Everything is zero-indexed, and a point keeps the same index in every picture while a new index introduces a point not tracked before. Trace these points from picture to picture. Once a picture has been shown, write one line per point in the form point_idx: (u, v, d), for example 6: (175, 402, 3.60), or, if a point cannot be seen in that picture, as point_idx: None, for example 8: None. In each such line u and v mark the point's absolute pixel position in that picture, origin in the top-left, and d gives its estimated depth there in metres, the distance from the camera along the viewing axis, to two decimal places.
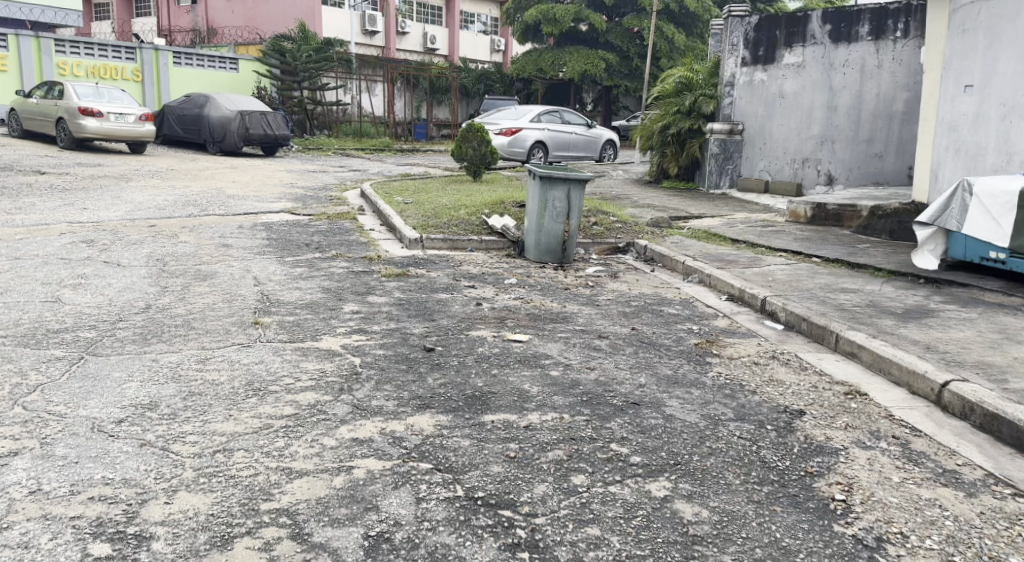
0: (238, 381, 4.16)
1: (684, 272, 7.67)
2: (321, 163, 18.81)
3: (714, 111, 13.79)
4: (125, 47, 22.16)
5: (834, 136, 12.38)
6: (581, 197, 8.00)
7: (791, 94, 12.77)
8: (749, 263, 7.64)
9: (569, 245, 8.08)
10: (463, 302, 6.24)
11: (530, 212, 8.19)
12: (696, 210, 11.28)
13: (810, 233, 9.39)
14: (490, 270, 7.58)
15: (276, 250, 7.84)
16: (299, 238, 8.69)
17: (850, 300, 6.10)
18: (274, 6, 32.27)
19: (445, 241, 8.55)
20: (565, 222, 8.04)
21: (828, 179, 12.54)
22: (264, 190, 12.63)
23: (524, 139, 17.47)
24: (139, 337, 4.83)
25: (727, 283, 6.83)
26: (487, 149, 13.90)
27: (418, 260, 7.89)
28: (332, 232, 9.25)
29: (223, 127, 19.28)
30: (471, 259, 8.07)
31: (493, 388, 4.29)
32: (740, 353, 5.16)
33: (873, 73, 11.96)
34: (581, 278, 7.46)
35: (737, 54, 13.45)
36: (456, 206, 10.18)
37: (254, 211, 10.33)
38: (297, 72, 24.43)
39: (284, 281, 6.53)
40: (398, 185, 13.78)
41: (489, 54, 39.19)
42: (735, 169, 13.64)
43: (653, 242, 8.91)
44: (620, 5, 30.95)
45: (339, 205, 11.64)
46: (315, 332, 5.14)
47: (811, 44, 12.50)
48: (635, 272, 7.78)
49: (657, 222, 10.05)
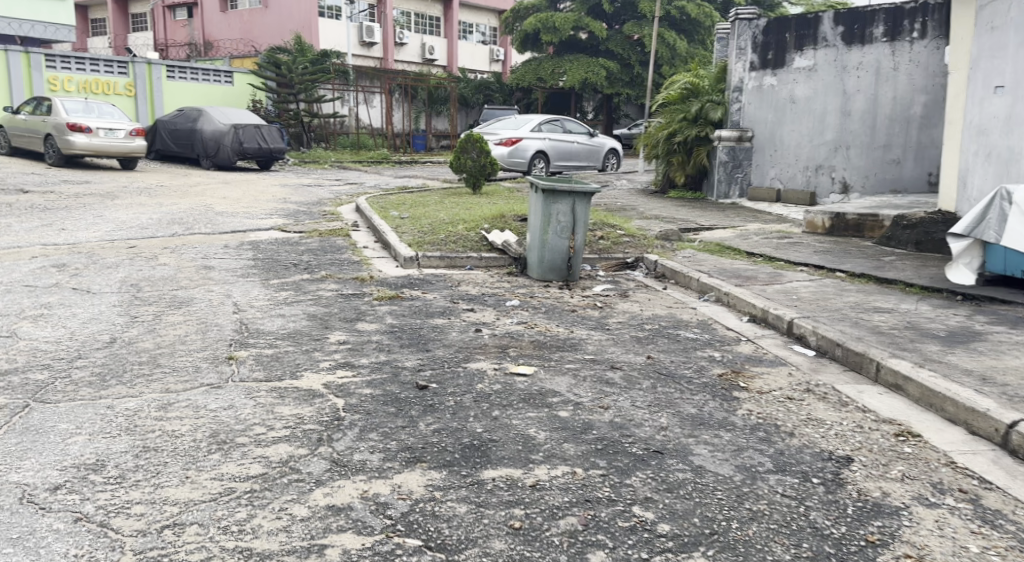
0: (201, 432, 3.62)
1: (699, 290, 7.15)
2: (317, 177, 18.33)
3: (722, 118, 13.21)
4: (117, 61, 21.75)
5: (849, 141, 11.88)
6: (587, 210, 7.48)
7: (803, 99, 12.28)
8: (768, 279, 7.12)
9: (575, 261, 7.55)
10: (461, 329, 5.71)
11: (533, 227, 7.66)
12: (706, 221, 10.74)
13: (831, 245, 8.85)
14: (491, 291, 7.05)
15: (261, 272, 7.32)
16: (286, 257, 8.17)
17: (887, 322, 5.56)
18: (270, 19, 32.00)
19: (442, 259, 8.04)
20: (571, 237, 7.51)
21: (843, 187, 12.03)
22: (255, 206, 12.12)
23: (525, 149, 16.98)
24: (97, 377, 4.30)
25: (748, 304, 6.29)
26: (487, 160, 13.43)
27: (413, 280, 7.37)
28: (323, 251, 8.73)
29: (217, 141, 18.83)
30: (470, 279, 7.55)
31: (494, 435, 3.73)
32: (771, 386, 4.62)
33: (889, 76, 11.49)
34: (589, 298, 6.93)
35: (745, 58, 12.93)
36: (454, 220, 9.67)
37: (242, 229, 9.83)
38: (292, 84, 24.07)
39: (268, 307, 6.02)
40: (395, 198, 13.27)
41: (488, 63, 38.77)
42: (744, 177, 13.09)
43: (663, 256, 8.39)
44: (619, 13, 30.55)
45: (332, 221, 11.14)
46: (296, 367, 4.61)
47: (823, 47, 12.02)
48: (646, 290, 7.26)
49: (667, 236, 9.53)
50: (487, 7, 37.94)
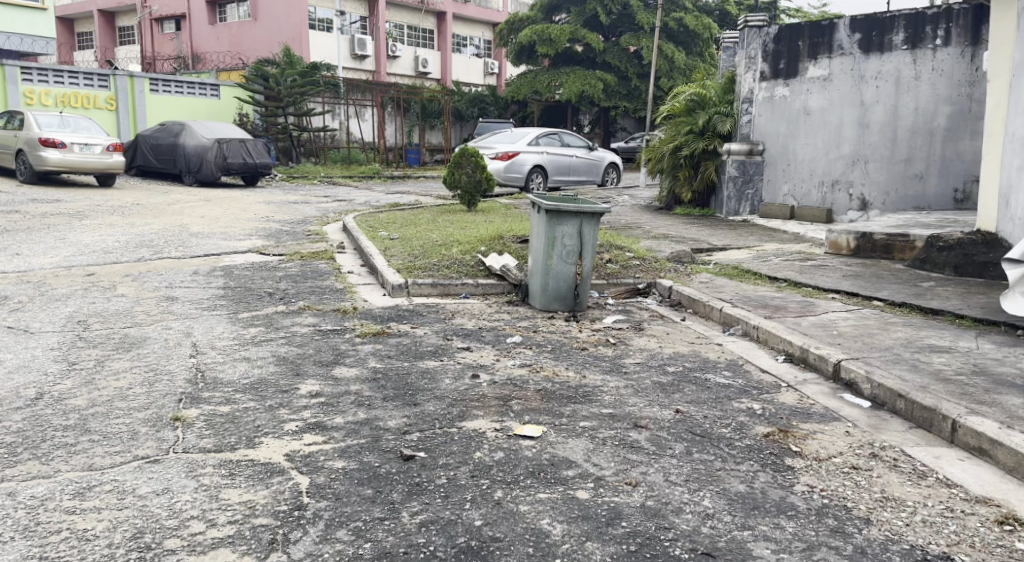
0: (120, 533, 2.83)
1: (722, 322, 6.38)
2: (304, 193, 17.55)
3: (731, 130, 12.52)
4: (98, 74, 20.98)
5: (867, 155, 11.15)
6: (595, 232, 6.71)
7: (817, 110, 11.57)
8: (800, 310, 6.35)
9: (583, 290, 6.78)
10: (454, 374, 4.90)
11: (535, 251, 6.89)
12: (719, 240, 9.99)
13: (860, 268, 8.09)
14: (489, 324, 6.25)
15: (230, 303, 6.54)
16: (261, 285, 7.38)
17: (950, 365, 4.79)
18: (259, 32, 31.31)
19: (434, 286, 7.25)
20: (578, 262, 6.74)
21: (862, 203, 11.29)
22: (234, 226, 11.34)
23: (522, 164, 16.26)
24: (4, 451, 3.48)
25: (784, 341, 5.52)
26: (482, 175, 12.70)
27: (402, 312, 6.56)
28: (303, 277, 7.95)
29: (200, 157, 18.05)
30: (466, 310, 6.76)
31: (498, 531, 2.94)
32: (829, 451, 3.85)
33: (910, 86, 10.77)
34: (599, 332, 6.14)
35: (755, 68, 12.25)
36: (447, 242, 8.88)
37: (217, 252, 9.07)
38: (281, 97, 23.36)
39: (232, 349, 5.21)
40: (384, 216, 12.51)
41: (482, 76, 38.11)
42: (755, 193, 12.35)
43: (678, 281, 7.63)
44: (617, 24, 29.91)
45: (316, 242, 10.38)
46: (254, 432, 3.80)
47: (838, 55, 11.32)
48: (662, 322, 6.49)
49: (679, 258, 8.75)
50: (481, 20, 37.35)
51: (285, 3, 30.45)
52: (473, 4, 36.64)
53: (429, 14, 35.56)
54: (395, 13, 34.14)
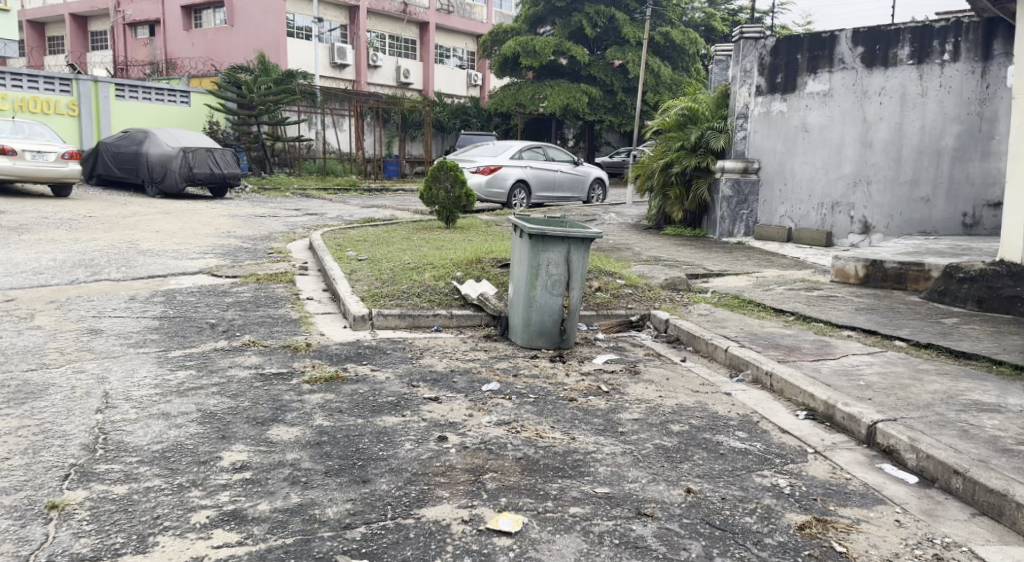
0: None
1: (728, 364, 5.59)
2: (274, 206, 16.67)
3: (725, 147, 11.74)
4: (59, 78, 20.04)
5: (869, 176, 10.46)
6: (585, 259, 5.91)
7: (816, 127, 10.87)
8: (817, 351, 5.58)
9: (570, 324, 5.99)
10: (417, 436, 4.04)
11: (516, 280, 6.09)
12: (715, 265, 9.25)
13: (873, 300, 7.35)
14: (461, 365, 5.42)
15: (163, 339, 5.70)
16: (204, 315, 6.53)
17: (1009, 431, 4.01)
18: (235, 39, 30.41)
19: (402, 317, 6.41)
20: (564, 292, 5.95)
21: (864, 226, 10.59)
22: (189, 243, 10.47)
23: (504, 178, 15.48)
24: None
25: (805, 393, 4.74)
26: (462, 191, 11.90)
27: (362, 349, 5.72)
28: (255, 304, 7.11)
29: (164, 166, 17.13)
30: (436, 346, 5.92)
31: None
32: (881, 553, 3.06)
33: (916, 103, 10.09)
34: (589, 375, 5.32)
35: (750, 81, 11.48)
36: (420, 264, 8.05)
37: (163, 274, 8.22)
38: (254, 106, 22.54)
39: (149, 401, 4.36)
40: (355, 233, 11.69)
41: (465, 88, 37.37)
42: (750, 214, 11.58)
43: (675, 313, 6.85)
44: (602, 37, 29.27)
45: (276, 261, 9.53)
46: (150, 529, 2.97)
47: (839, 69, 10.63)
48: (660, 363, 5.70)
49: (674, 284, 7.96)
50: (464, 31, 36.67)
51: (263, 10, 29.56)
52: (456, 15, 35.93)
53: (411, 24, 34.83)
54: (377, 22, 33.32)
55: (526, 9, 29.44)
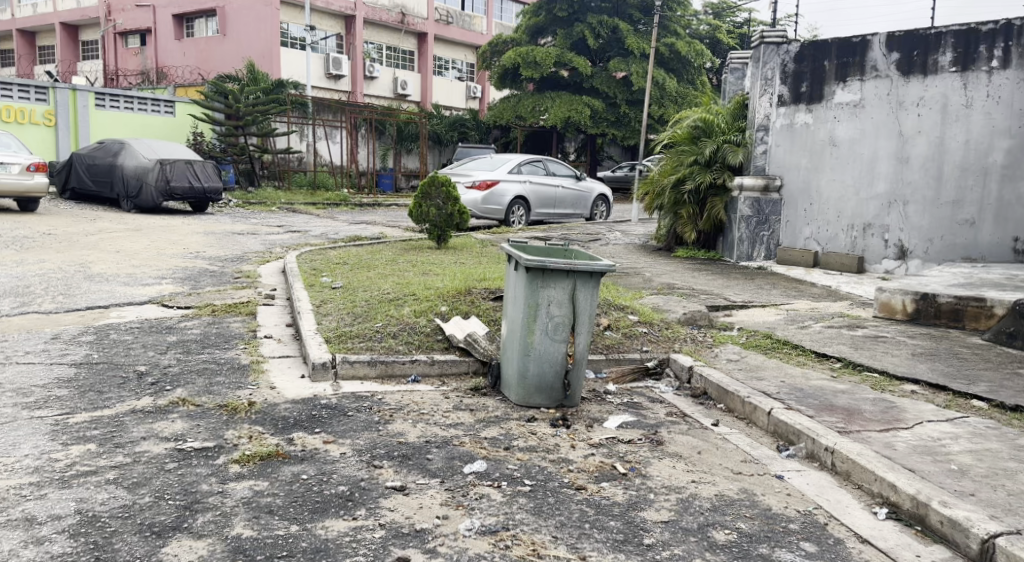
0: None
1: (772, 432, 4.48)
2: (256, 222, 15.64)
3: (743, 162, 10.69)
4: (35, 86, 19.08)
5: (906, 195, 9.32)
6: (595, 299, 4.82)
7: (845, 141, 9.78)
8: (885, 416, 4.47)
9: (576, 379, 4.90)
10: (368, 557, 2.95)
11: (510, 322, 5.00)
12: (737, 295, 8.17)
13: (930, 343, 6.23)
14: (439, 432, 4.32)
15: (74, 398, 4.65)
16: (135, 361, 5.49)
17: None
18: (227, 48, 29.44)
19: (372, 365, 5.32)
20: (569, 338, 4.86)
21: (899, 251, 9.44)
22: (147, 266, 9.44)
23: (501, 194, 14.44)
24: None
25: (883, 482, 3.63)
26: (455, 208, 10.83)
27: (318, 409, 4.63)
28: (203, 344, 6.06)
29: (139, 179, 16.11)
30: (410, 404, 4.81)
31: None
32: None
33: (959, 115, 8.91)
34: (600, 448, 4.19)
35: (771, 90, 10.42)
36: (399, 294, 6.96)
37: (105, 306, 7.20)
38: (241, 116, 21.36)
39: (14, 497, 3.30)
40: (336, 254, 10.66)
41: (464, 100, 36.43)
42: (771, 236, 10.51)
43: (699, 359, 5.74)
44: (606, 48, 28.23)
45: (241, 287, 8.49)
46: None
47: (872, 77, 9.53)
48: (686, 427, 4.59)
49: (694, 319, 6.85)
50: (464, 42, 35.73)
51: (256, 18, 28.58)
52: (455, 26, 35.04)
53: (409, 34, 33.88)
54: (374, 32, 32.32)
55: (527, 19, 28.57)
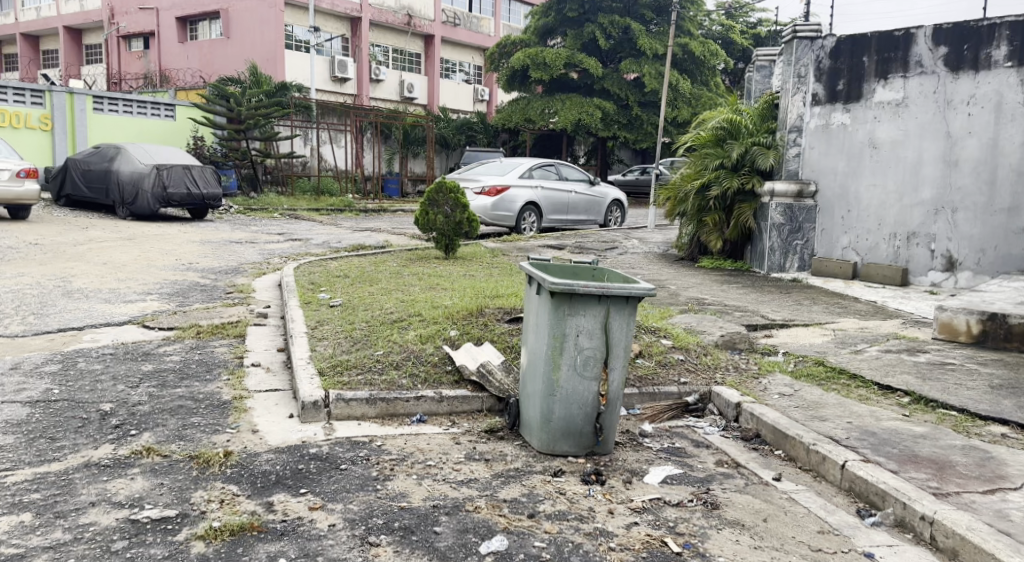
0: None
1: (847, 489, 3.76)
2: (257, 229, 14.96)
3: (774, 166, 9.92)
4: (30, 89, 18.50)
5: (955, 201, 8.57)
6: (630, 328, 4.09)
7: (887, 143, 9.03)
8: (986, 471, 3.72)
9: (611, 423, 4.17)
10: None
11: (531, 354, 4.28)
12: (775, 312, 7.43)
13: (1006, 371, 5.48)
14: (450, 493, 3.60)
15: (19, 449, 3.94)
16: (101, 398, 4.79)
17: None
18: (231, 50, 28.82)
19: (372, 404, 4.60)
20: (601, 374, 4.12)
21: (948, 262, 8.69)
22: (133, 280, 8.76)
23: (512, 200, 13.73)
24: None
25: None
26: (464, 216, 10.12)
27: (307, 460, 3.92)
28: (181, 374, 5.36)
29: (135, 185, 15.46)
30: (416, 452, 4.09)
31: None
32: None
33: (1015, 114, 8.16)
34: (644, 513, 3.47)
35: (804, 88, 9.66)
36: (403, 315, 6.24)
37: (80, 327, 6.51)
38: (243, 119, 20.72)
39: None
40: (337, 265, 9.96)
41: (471, 103, 35.79)
42: (805, 245, 9.76)
43: (745, 392, 5.00)
44: (616, 49, 27.52)
45: (232, 303, 7.81)
46: None
47: (916, 74, 8.79)
48: (744, 483, 3.85)
49: (732, 343, 6.10)
50: (471, 44, 35.07)
51: (260, 21, 27.97)
52: (462, 27, 34.40)
53: (415, 36, 33.25)
54: (380, 33, 31.65)
55: (536, 19, 27.86)
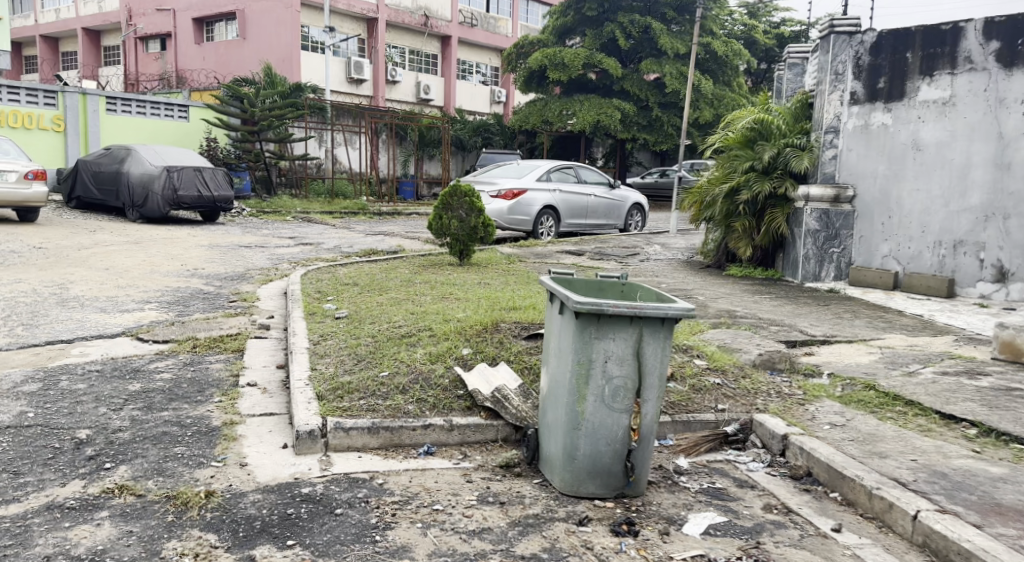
0: None
1: (920, 543, 3.24)
2: (268, 233, 14.56)
3: (809, 169, 9.36)
4: (43, 90, 18.27)
5: (1007, 208, 8.02)
6: (665, 353, 3.58)
7: (932, 145, 8.46)
8: None
9: (643, 461, 3.67)
10: None
11: (552, 381, 3.78)
12: (814, 327, 6.88)
13: None
14: (461, 546, 3.12)
15: None
16: (78, 423, 4.33)
17: None
18: (247, 52, 28.53)
19: (374, 433, 4.13)
20: (633, 407, 3.62)
21: (998, 272, 8.14)
22: (134, 287, 8.35)
23: (529, 204, 13.24)
24: None
25: None
26: (480, 220, 9.64)
27: (298, 503, 3.44)
28: (170, 395, 4.90)
29: (145, 187, 15.11)
30: (422, 493, 3.60)
31: None
32: None
33: None
34: None
35: (842, 87, 9.08)
36: (411, 330, 5.76)
37: (67, 341, 6.08)
38: (257, 120, 20.39)
39: None
40: (347, 272, 9.52)
41: (488, 104, 35.37)
42: (842, 253, 9.19)
43: (790, 421, 4.48)
44: (636, 49, 26.99)
45: (233, 313, 7.36)
46: None
47: (965, 71, 8.21)
48: (800, 535, 3.33)
49: (771, 362, 5.56)
50: (489, 45, 34.64)
51: (276, 22, 27.66)
52: (480, 28, 33.98)
53: (432, 37, 32.85)
54: (397, 35, 31.29)
55: (554, 19, 27.38)
